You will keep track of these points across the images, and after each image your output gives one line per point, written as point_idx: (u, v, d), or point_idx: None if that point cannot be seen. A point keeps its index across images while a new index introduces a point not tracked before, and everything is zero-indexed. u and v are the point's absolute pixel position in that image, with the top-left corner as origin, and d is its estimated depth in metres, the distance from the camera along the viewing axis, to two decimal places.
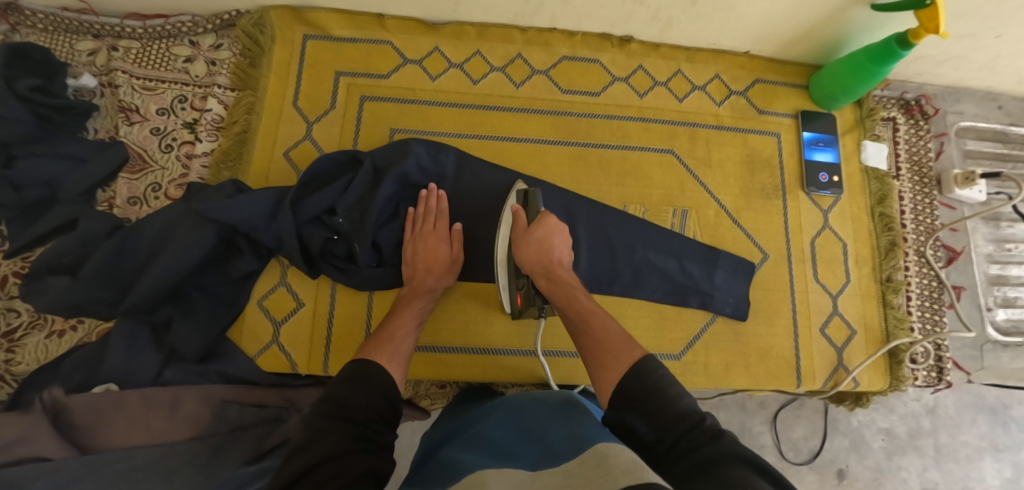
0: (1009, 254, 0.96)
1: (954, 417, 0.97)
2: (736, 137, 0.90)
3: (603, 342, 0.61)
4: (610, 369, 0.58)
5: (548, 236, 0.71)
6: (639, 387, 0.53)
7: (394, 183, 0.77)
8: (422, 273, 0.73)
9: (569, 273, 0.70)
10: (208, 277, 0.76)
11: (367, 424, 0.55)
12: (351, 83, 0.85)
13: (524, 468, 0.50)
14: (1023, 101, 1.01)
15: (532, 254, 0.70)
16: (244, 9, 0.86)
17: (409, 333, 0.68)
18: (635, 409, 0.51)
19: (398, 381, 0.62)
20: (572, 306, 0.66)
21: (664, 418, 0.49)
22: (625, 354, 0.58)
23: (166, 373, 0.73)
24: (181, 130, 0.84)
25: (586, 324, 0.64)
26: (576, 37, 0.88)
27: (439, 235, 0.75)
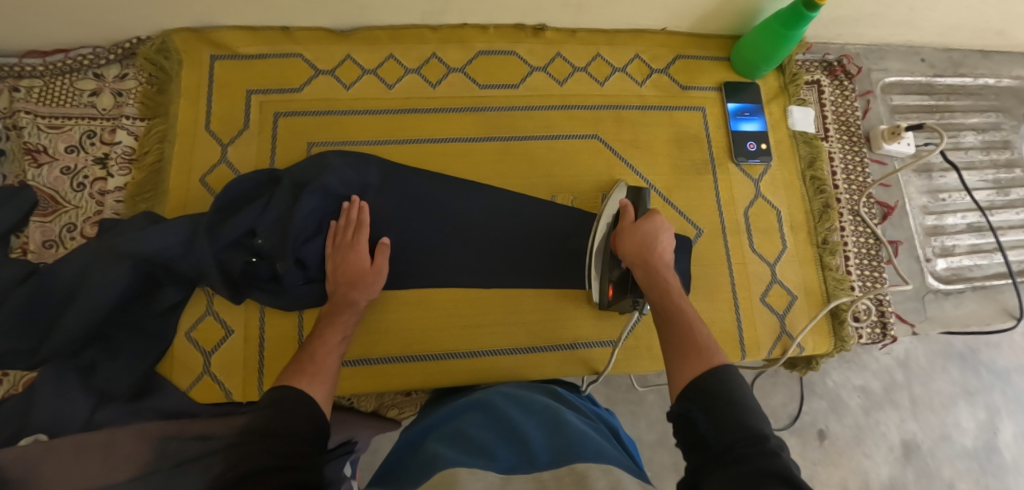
0: (943, 204, 0.97)
1: (925, 367, 1.09)
2: (663, 115, 0.89)
3: (688, 334, 0.57)
4: (689, 359, 0.54)
5: (656, 233, 0.69)
6: (713, 388, 0.49)
7: (319, 196, 0.74)
8: (345, 287, 0.72)
9: (671, 270, 0.67)
10: (132, 314, 0.73)
11: (290, 445, 0.51)
12: (263, 100, 0.83)
13: (498, 469, 0.54)
14: (943, 51, 1.02)
15: (635, 243, 0.68)
16: (146, 35, 0.83)
17: (336, 350, 0.66)
18: (706, 409, 0.48)
19: (323, 402, 0.60)
20: (664, 296, 0.63)
21: (730, 427, 0.46)
22: (708, 350, 0.54)
23: (99, 415, 0.70)
24: (92, 166, 0.81)
25: (675, 317, 0.60)
26: (490, 31, 0.86)
27: (362, 247, 0.73)
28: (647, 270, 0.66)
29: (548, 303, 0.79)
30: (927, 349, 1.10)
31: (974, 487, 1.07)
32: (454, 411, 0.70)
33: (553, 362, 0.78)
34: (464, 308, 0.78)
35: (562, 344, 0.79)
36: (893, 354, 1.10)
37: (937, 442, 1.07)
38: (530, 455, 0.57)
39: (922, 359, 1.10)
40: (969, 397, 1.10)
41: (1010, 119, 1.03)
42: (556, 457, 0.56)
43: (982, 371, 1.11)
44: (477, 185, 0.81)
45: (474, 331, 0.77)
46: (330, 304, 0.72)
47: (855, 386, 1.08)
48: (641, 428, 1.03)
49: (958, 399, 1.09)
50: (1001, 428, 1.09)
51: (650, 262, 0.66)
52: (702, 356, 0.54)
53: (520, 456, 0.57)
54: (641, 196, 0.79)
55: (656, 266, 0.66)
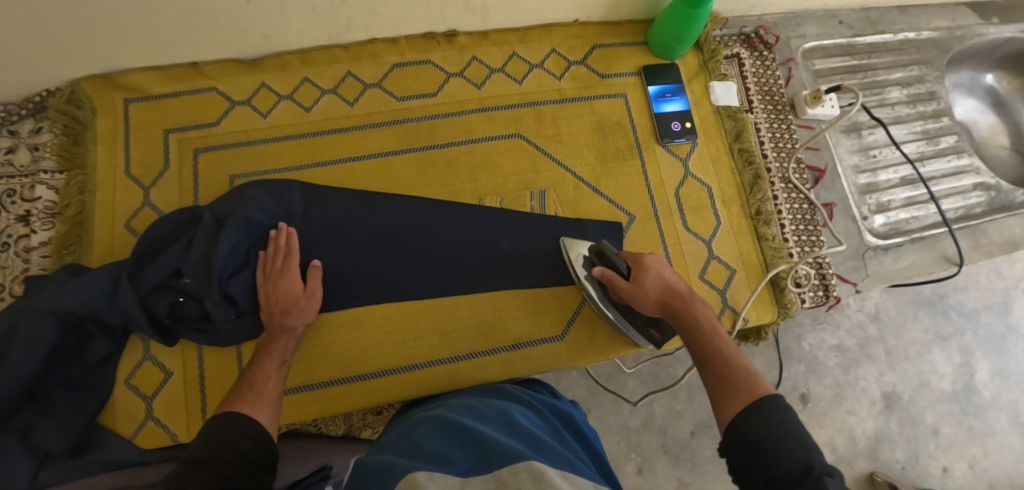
0: (876, 160, 0.98)
1: (895, 319, 1.11)
2: (583, 106, 0.89)
3: (730, 368, 0.57)
4: (729, 407, 0.54)
5: (659, 274, 0.68)
6: (762, 424, 0.50)
7: (241, 227, 0.74)
8: (279, 313, 0.72)
9: (700, 302, 0.66)
10: (65, 370, 0.73)
11: (234, 470, 0.51)
12: (181, 138, 0.83)
13: (456, 476, 0.53)
14: (860, 11, 1.03)
15: (647, 292, 0.67)
16: (55, 87, 0.82)
17: (274, 376, 0.66)
18: (746, 449, 0.49)
19: (268, 425, 0.59)
20: (695, 338, 0.62)
21: (773, 463, 0.47)
22: (746, 391, 0.54)
23: (42, 476, 0.69)
24: (14, 224, 0.80)
25: (708, 358, 0.60)
26: (400, 42, 0.87)
27: (292, 271, 0.73)
28: (671, 309, 0.66)
29: (482, 307, 0.79)
30: (897, 301, 1.12)
31: (958, 429, 1.08)
32: (406, 426, 0.68)
33: (496, 365, 0.79)
34: (400, 322, 0.78)
35: (503, 346, 0.79)
36: (865, 309, 1.11)
37: (916, 390, 1.09)
38: (487, 454, 0.56)
39: (892, 311, 1.12)
40: (943, 343, 1.12)
41: (933, 70, 1.05)
42: (511, 454, 0.55)
43: (952, 314, 1.13)
44: (403, 200, 0.81)
45: (412, 344, 0.78)
46: (267, 332, 0.72)
47: (831, 346, 1.08)
48: (625, 415, 1.04)
49: (932, 346, 1.12)
50: (976, 369, 1.11)
51: (671, 303, 0.66)
52: (742, 402, 0.53)
53: (478, 458, 0.56)
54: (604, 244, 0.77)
55: (677, 305, 0.65)
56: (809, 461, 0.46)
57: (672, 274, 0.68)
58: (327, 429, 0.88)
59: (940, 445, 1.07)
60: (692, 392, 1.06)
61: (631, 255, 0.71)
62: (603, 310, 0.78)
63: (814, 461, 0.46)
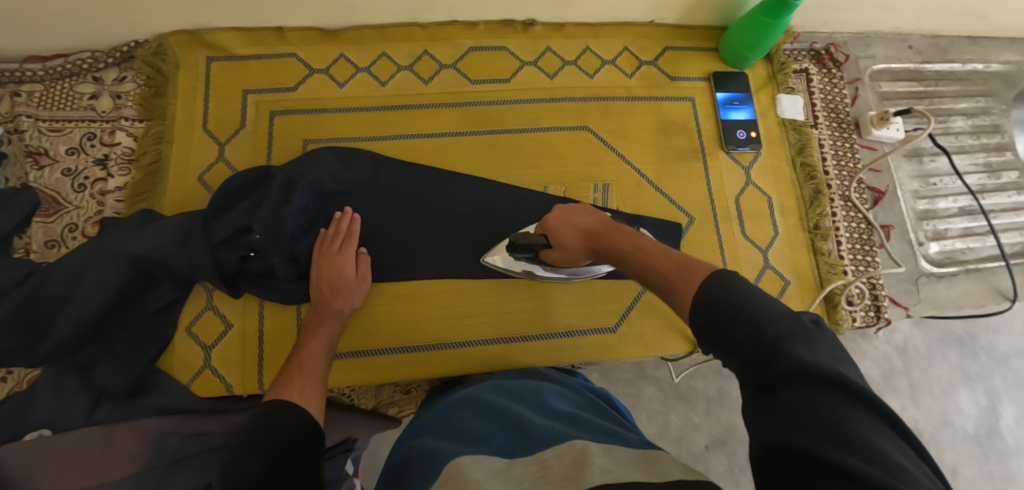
0: (935, 188, 0.98)
1: (924, 354, 1.09)
2: (650, 106, 0.90)
3: (667, 268, 0.53)
4: (681, 291, 0.49)
5: (574, 223, 0.69)
6: (718, 302, 0.43)
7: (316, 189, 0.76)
8: (329, 294, 0.72)
9: (618, 229, 0.65)
10: (129, 312, 0.74)
11: (286, 457, 0.51)
12: (259, 99, 0.85)
13: (501, 455, 0.52)
14: (930, 38, 1.03)
15: (572, 241, 0.68)
16: (143, 39, 0.85)
17: (319, 361, 0.67)
18: (711, 339, 0.43)
19: (316, 411, 0.61)
20: (627, 258, 0.60)
21: (737, 340, 0.40)
22: (692, 271, 0.50)
23: (98, 412, 0.71)
24: (93, 167, 0.83)
25: (648, 265, 0.57)
26: (478, 27, 0.88)
27: (347, 254, 0.74)
28: (596, 247, 0.66)
29: (537, 292, 0.80)
30: (926, 336, 1.11)
31: (978, 472, 1.07)
32: (444, 406, 0.69)
33: (546, 350, 0.79)
34: (454, 300, 0.79)
35: (555, 331, 0.80)
36: (894, 341, 1.10)
37: (939, 428, 1.07)
38: (526, 435, 0.55)
39: (921, 346, 1.10)
40: (970, 383, 1.11)
41: (998, 103, 1.04)
42: (553, 435, 0.54)
43: (982, 356, 1.11)
44: (469, 179, 0.82)
45: (467, 321, 0.79)
46: (314, 312, 0.72)
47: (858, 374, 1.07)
48: (643, 421, 1.03)
49: (959, 385, 1.10)
50: (1003, 414, 1.09)
51: (594, 241, 0.66)
52: (689, 283, 0.48)
53: (518, 434, 0.55)
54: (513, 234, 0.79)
55: (598, 241, 0.65)
56: (768, 326, 0.39)
57: (588, 218, 0.69)
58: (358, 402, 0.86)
59: (959, 486, 1.06)
60: (710, 405, 1.06)
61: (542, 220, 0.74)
62: (557, 271, 0.77)
63: (772, 322, 0.39)
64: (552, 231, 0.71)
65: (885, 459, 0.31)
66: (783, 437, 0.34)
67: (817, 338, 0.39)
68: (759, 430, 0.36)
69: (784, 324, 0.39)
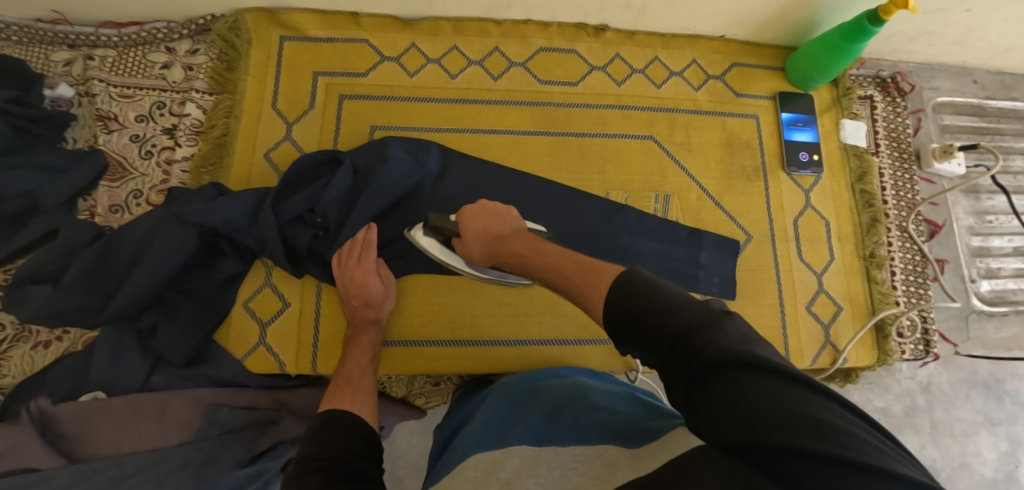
0: (991, 225, 0.97)
1: None
2: (715, 120, 0.90)
3: (569, 274, 0.55)
4: (591, 294, 0.50)
5: (483, 223, 0.68)
6: (620, 305, 0.45)
7: (383, 201, 0.76)
8: (360, 307, 0.72)
9: (520, 235, 0.66)
10: (193, 281, 0.75)
11: (348, 467, 0.51)
12: (329, 82, 0.85)
13: (528, 443, 0.50)
14: (997, 74, 1.02)
15: (475, 244, 0.68)
16: (219, 13, 0.85)
17: (366, 371, 0.67)
18: (630, 339, 0.44)
19: (369, 418, 0.60)
20: (531, 263, 0.61)
21: (653, 338, 0.42)
22: (600, 274, 0.51)
23: (154, 378, 0.72)
24: (161, 135, 0.84)
25: (556, 264, 0.58)
26: (551, 28, 0.88)
27: (368, 263, 0.73)
28: (497, 249, 0.66)
29: None
30: (952, 375, 0.95)
31: None
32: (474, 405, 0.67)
33: (600, 354, 0.79)
34: (512, 297, 0.79)
35: (610, 337, 0.80)
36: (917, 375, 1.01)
37: None
38: (561, 430, 0.51)
39: None
40: (992, 426, 0.94)
41: None
42: (587, 433, 0.49)
43: (1006, 401, 0.95)
44: (534, 179, 0.82)
45: (523, 320, 0.79)
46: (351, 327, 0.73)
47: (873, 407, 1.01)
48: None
49: (980, 428, 0.93)
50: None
51: (496, 245, 0.66)
52: (595, 286, 0.50)
53: (549, 424, 0.52)
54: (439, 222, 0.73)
55: (500, 247, 0.66)
56: (682, 322, 0.40)
57: (497, 220, 0.68)
58: (391, 389, 0.85)
59: None
60: None
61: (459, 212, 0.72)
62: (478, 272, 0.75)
63: (684, 317, 0.40)
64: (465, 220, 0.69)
65: (832, 429, 0.30)
66: (724, 427, 0.33)
67: (731, 323, 0.40)
68: (702, 424, 0.36)
69: (695, 317, 0.40)
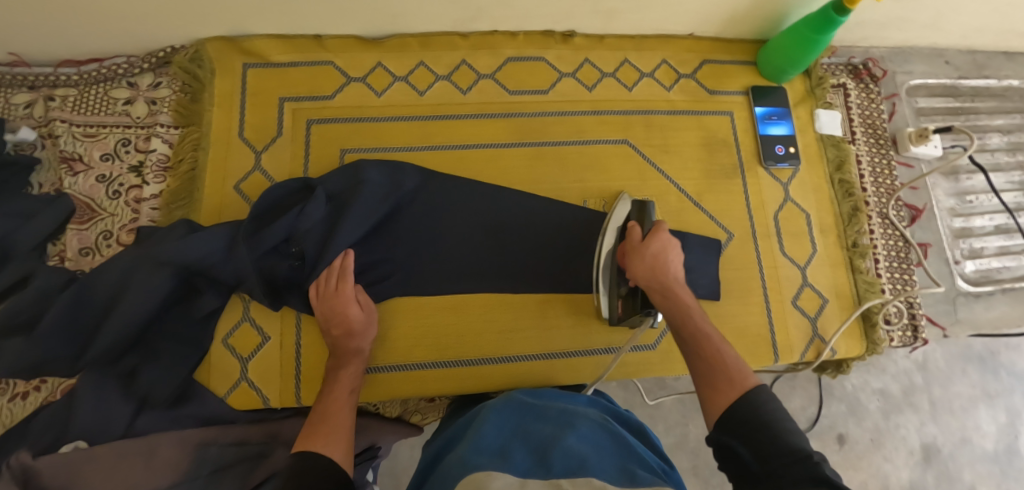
0: (971, 206, 0.97)
1: (944, 369, 1.01)
2: (691, 120, 0.89)
3: (713, 359, 0.59)
4: (724, 390, 0.55)
5: (663, 251, 0.68)
6: (749, 416, 0.51)
7: (362, 227, 0.74)
8: (343, 336, 0.71)
9: (683, 288, 0.68)
10: (170, 320, 0.74)
11: None
12: (296, 107, 0.84)
13: (516, 465, 0.53)
14: (968, 54, 1.02)
15: (646, 265, 0.67)
16: (180, 44, 0.84)
17: (345, 406, 0.65)
18: (744, 437, 0.50)
19: (341, 460, 0.57)
20: (685, 322, 0.64)
21: (766, 445, 0.48)
22: (741, 377, 0.56)
23: (138, 422, 0.70)
24: (128, 174, 0.82)
25: (699, 340, 0.61)
26: (519, 37, 0.87)
27: (348, 290, 0.72)
28: (660, 286, 0.67)
29: (578, 308, 0.79)
30: (946, 351, 1.02)
31: None
32: (467, 419, 0.68)
33: (588, 365, 0.79)
34: (498, 313, 0.78)
35: (597, 347, 0.79)
36: (914, 356, 1.01)
37: (958, 445, 0.99)
38: (546, 458, 0.53)
39: (941, 361, 1.02)
40: (989, 400, 1.01)
41: None
42: (573, 459, 0.52)
43: (1002, 373, 1.02)
44: (511, 192, 0.81)
45: (507, 336, 0.78)
46: (333, 357, 0.71)
47: (874, 390, 1.00)
48: (660, 431, 1.00)
49: (978, 402, 1.01)
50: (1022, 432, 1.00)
51: (664, 284, 0.67)
52: (734, 385, 0.55)
53: (535, 449, 0.55)
54: (645, 210, 0.75)
55: (669, 285, 0.66)
56: (788, 442, 0.47)
57: (674, 256, 0.69)
58: (385, 411, 0.83)
59: None
60: None
61: (655, 223, 0.73)
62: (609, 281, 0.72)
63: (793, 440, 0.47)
64: (643, 238, 0.71)
65: None
66: None
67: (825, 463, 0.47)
68: None
69: (801, 441, 0.47)
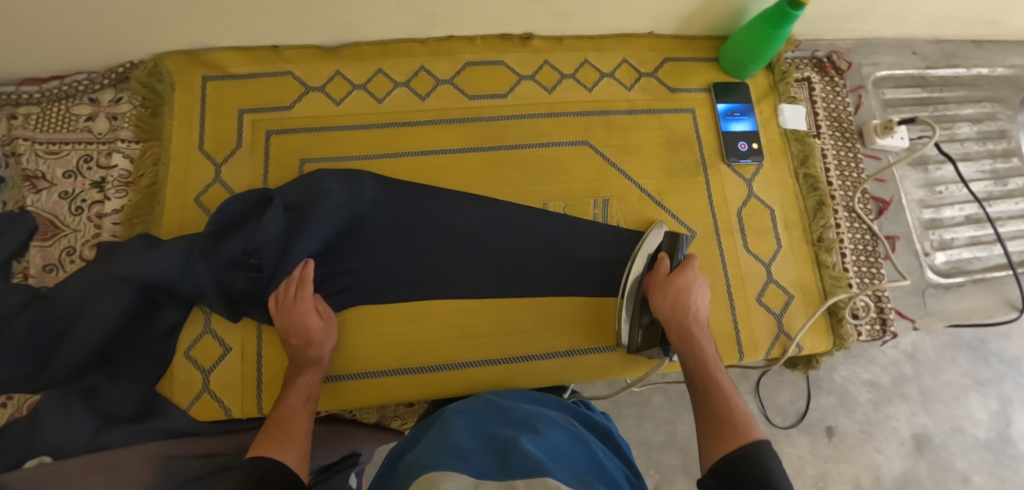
0: (940, 197, 0.96)
1: (934, 359, 1.01)
2: (652, 119, 0.89)
3: (718, 405, 0.61)
4: (723, 438, 0.57)
5: (688, 290, 0.72)
6: (750, 473, 0.51)
7: (319, 241, 0.74)
8: (301, 346, 0.71)
9: (705, 336, 0.70)
10: (131, 336, 0.74)
11: None
12: (255, 118, 0.84)
13: (474, 467, 0.49)
14: (936, 43, 1.01)
15: (669, 302, 0.71)
16: (139, 59, 0.84)
17: (302, 412, 0.65)
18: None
19: (295, 465, 0.58)
20: (698, 366, 0.66)
21: None
22: (743, 427, 0.57)
23: (102, 437, 0.70)
24: (90, 190, 0.83)
25: (708, 386, 0.63)
26: (476, 41, 0.87)
27: (305, 303, 0.71)
28: (680, 326, 0.70)
29: (538, 311, 0.79)
30: (935, 340, 1.01)
31: (989, 480, 0.97)
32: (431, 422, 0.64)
33: (550, 368, 0.79)
34: (458, 319, 0.78)
35: (558, 350, 0.79)
36: (902, 347, 1.01)
37: (949, 434, 0.98)
38: (506, 461, 0.50)
39: (930, 351, 1.01)
40: (980, 388, 1.01)
41: (1006, 109, 1.02)
42: (533, 461, 0.49)
43: (993, 361, 1.02)
44: (470, 196, 0.81)
45: (466, 341, 0.78)
46: (291, 366, 0.72)
47: (864, 381, 0.99)
48: (649, 430, 0.99)
49: (969, 390, 1.00)
50: (1014, 419, 1.00)
51: (683, 325, 0.70)
52: (734, 434, 0.56)
53: (497, 452, 0.52)
54: (677, 245, 0.78)
55: (689, 330, 0.69)
56: None
57: (698, 298, 0.72)
58: (361, 417, 0.82)
59: None
60: None
61: (686, 259, 0.76)
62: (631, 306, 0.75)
63: None
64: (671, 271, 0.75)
65: None
66: None
67: None
68: None
69: None
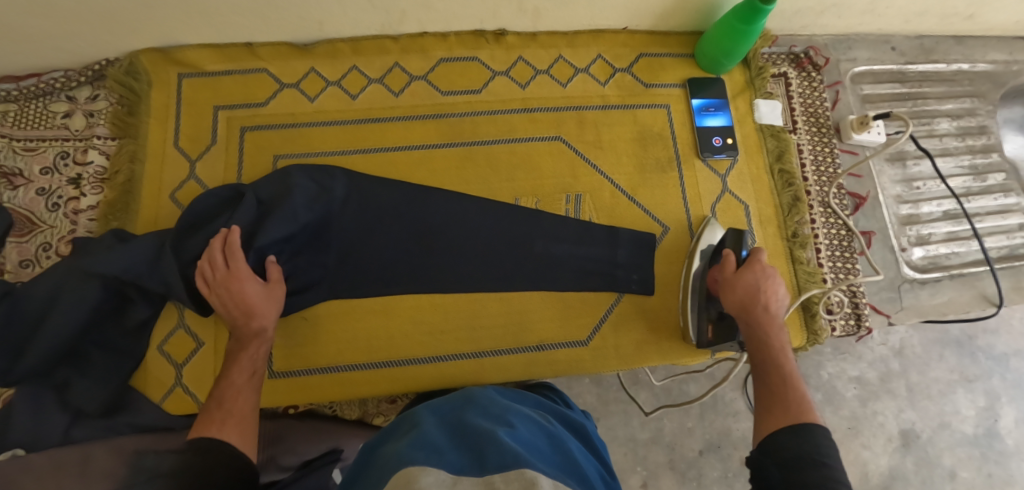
0: (918, 192, 0.96)
1: (921, 355, 1.00)
2: (626, 114, 0.89)
3: (778, 389, 0.61)
4: (777, 417, 0.57)
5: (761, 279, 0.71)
6: (793, 449, 0.51)
7: (287, 239, 0.74)
8: (242, 320, 0.70)
9: (781, 325, 0.69)
10: (104, 331, 0.75)
11: None
12: (230, 115, 0.84)
13: (450, 462, 0.44)
14: (915, 39, 1.01)
15: (738, 293, 0.70)
16: (114, 57, 0.85)
17: (245, 389, 0.66)
18: (780, 466, 0.51)
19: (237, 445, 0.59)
20: (761, 352, 0.66)
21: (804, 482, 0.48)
22: (799, 410, 0.56)
23: (73, 432, 0.71)
24: (66, 186, 0.83)
25: (769, 370, 0.63)
26: (450, 38, 0.87)
27: (240, 277, 0.69)
28: (751, 314, 0.69)
29: (508, 307, 0.80)
30: (923, 337, 1.01)
31: (976, 475, 0.97)
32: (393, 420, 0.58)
33: (520, 363, 0.79)
34: (429, 314, 0.79)
35: (528, 346, 0.80)
36: (889, 343, 1.00)
37: (936, 430, 0.98)
38: (482, 454, 0.45)
39: (917, 347, 1.01)
40: (968, 384, 1.01)
41: (986, 104, 1.02)
42: (510, 454, 0.45)
43: (980, 357, 1.01)
44: (442, 192, 0.81)
45: (435, 337, 0.78)
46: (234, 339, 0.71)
47: (851, 378, 0.99)
48: (635, 427, 0.99)
49: (956, 386, 1.00)
50: (1002, 414, 0.99)
51: (754, 313, 0.69)
52: (789, 415, 0.56)
53: (473, 447, 0.47)
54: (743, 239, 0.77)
55: (760, 317, 0.68)
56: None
57: (773, 287, 0.70)
58: (342, 413, 0.82)
59: None
60: (705, 410, 1.01)
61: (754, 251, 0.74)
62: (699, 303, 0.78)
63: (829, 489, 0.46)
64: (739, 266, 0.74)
65: None
66: None
67: None
68: None
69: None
